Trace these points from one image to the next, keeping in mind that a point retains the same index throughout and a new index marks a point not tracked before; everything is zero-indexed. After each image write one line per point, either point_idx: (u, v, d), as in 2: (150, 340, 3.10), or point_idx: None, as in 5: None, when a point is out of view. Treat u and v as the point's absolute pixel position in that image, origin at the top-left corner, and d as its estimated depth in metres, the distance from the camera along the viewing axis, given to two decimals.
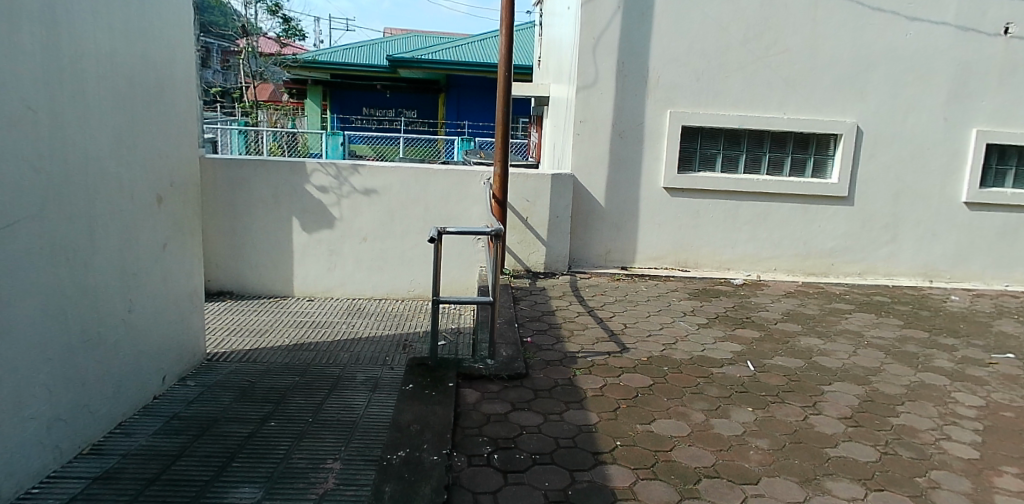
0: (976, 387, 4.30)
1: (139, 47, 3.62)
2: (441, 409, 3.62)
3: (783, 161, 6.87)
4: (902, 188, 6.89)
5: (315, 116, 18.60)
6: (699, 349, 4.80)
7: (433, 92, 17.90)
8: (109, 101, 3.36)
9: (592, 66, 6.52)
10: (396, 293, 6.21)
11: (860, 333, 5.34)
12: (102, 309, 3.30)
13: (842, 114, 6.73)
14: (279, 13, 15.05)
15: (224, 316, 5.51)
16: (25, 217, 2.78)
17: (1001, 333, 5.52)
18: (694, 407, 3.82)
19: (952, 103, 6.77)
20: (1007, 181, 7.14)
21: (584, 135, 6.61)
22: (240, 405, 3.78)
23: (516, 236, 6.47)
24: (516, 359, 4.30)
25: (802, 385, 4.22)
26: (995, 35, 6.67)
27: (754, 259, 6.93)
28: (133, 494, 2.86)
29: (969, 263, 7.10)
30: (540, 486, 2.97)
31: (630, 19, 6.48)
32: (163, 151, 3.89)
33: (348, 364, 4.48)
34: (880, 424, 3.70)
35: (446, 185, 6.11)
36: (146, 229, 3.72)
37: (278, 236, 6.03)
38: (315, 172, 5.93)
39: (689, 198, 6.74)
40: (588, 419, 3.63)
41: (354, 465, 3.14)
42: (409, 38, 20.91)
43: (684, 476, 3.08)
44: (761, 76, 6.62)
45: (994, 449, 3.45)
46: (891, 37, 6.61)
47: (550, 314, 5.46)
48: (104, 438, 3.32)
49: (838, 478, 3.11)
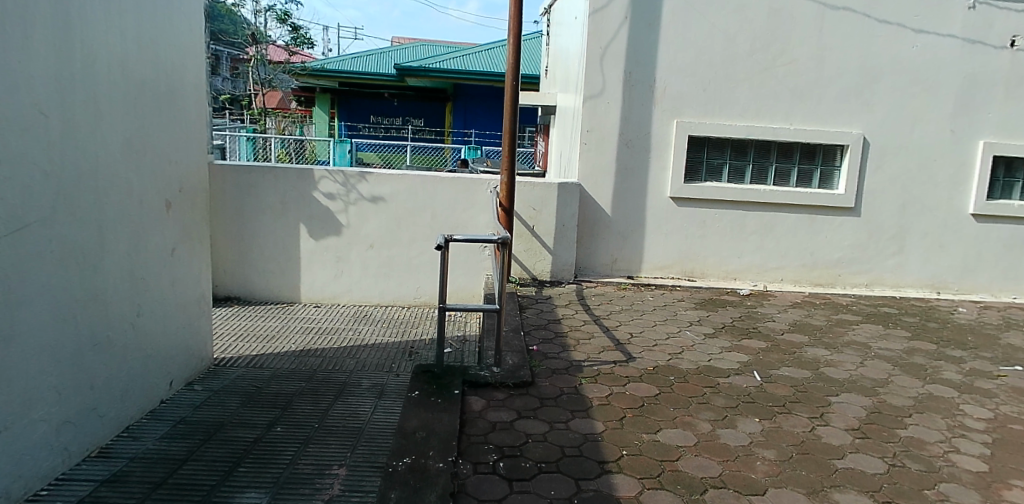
0: (984, 399, 4.28)
1: (152, 55, 3.68)
2: (447, 416, 3.62)
3: (790, 172, 6.87)
4: (909, 200, 6.88)
5: (324, 124, 18.55)
6: (705, 359, 4.79)
7: (440, 102, 18.26)
8: (120, 107, 3.39)
9: (599, 77, 6.55)
10: (402, 301, 6.23)
11: (867, 345, 5.30)
12: (112, 312, 3.33)
13: (848, 126, 6.73)
14: (288, 21, 15.09)
15: (232, 321, 5.55)
16: (37, 219, 2.80)
17: (1009, 345, 5.48)
18: (700, 417, 3.81)
19: (959, 115, 6.76)
20: (1015, 194, 7.10)
21: (590, 143, 6.62)
22: (246, 410, 3.79)
23: (522, 244, 6.46)
24: (522, 367, 4.32)
25: (809, 396, 4.20)
26: (1001, 48, 6.67)
27: (760, 269, 6.92)
28: (141, 497, 2.87)
29: (977, 276, 7.07)
30: (546, 494, 2.96)
31: (638, 29, 6.51)
32: (173, 156, 3.92)
33: (353, 371, 4.48)
34: (888, 436, 3.67)
35: (454, 193, 6.13)
36: (154, 235, 3.73)
37: (286, 243, 6.05)
38: (323, 179, 5.96)
39: (695, 207, 6.74)
40: (594, 428, 3.62)
41: (360, 471, 3.15)
42: (422, 47, 21.23)
43: (690, 486, 3.07)
44: (766, 88, 6.63)
45: (1004, 462, 3.42)
46: (898, 49, 6.62)
47: (556, 322, 5.46)
48: (113, 441, 3.34)
49: (845, 489, 3.09)
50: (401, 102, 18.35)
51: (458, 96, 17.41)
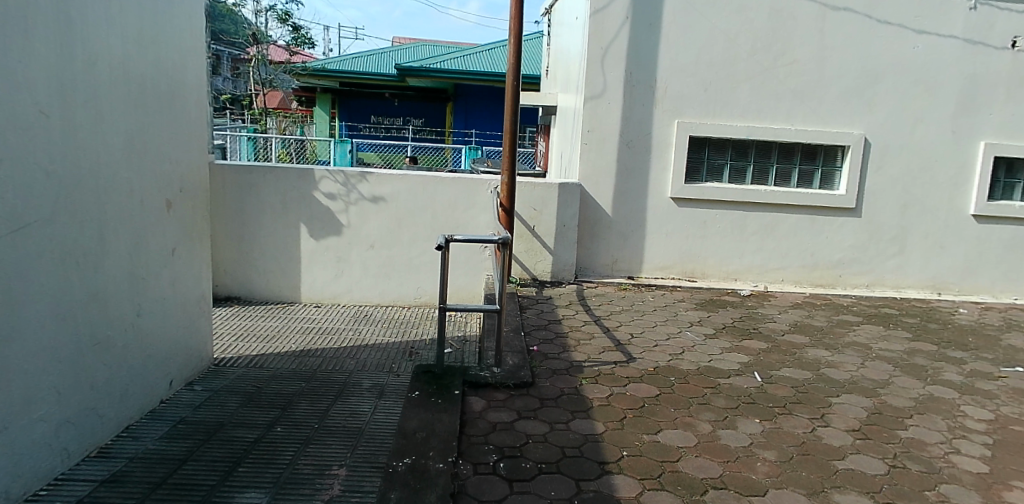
0: (985, 400, 4.27)
1: (153, 54, 3.67)
2: (447, 416, 3.62)
3: (791, 173, 6.87)
4: (910, 201, 6.88)
5: (325, 124, 18.58)
6: (706, 360, 4.79)
7: (442, 102, 18.24)
8: (121, 106, 3.39)
9: (600, 77, 6.54)
10: (403, 301, 6.23)
11: (868, 346, 5.30)
12: (112, 313, 3.33)
13: (849, 126, 6.72)
14: (289, 21, 15.10)
15: (232, 321, 5.54)
16: (37, 219, 2.80)
17: (1010, 347, 5.47)
18: (701, 418, 3.80)
19: (961, 116, 6.76)
20: (1016, 195, 7.10)
21: (591, 144, 6.62)
22: (246, 411, 3.79)
23: (522, 244, 6.46)
24: (522, 368, 4.31)
25: (810, 397, 4.19)
26: (1002, 49, 6.66)
27: (760, 270, 6.91)
28: (141, 497, 2.87)
29: (978, 277, 7.06)
30: (545, 495, 2.95)
31: (639, 29, 6.50)
32: (174, 156, 3.92)
33: (353, 371, 4.48)
34: (888, 437, 3.67)
35: (454, 193, 6.13)
36: (154, 235, 3.73)
37: (286, 243, 6.05)
38: (324, 179, 5.95)
39: (696, 208, 6.74)
40: (595, 428, 3.62)
41: (360, 472, 3.14)
42: (422, 47, 21.24)
43: (691, 488, 3.06)
44: (767, 88, 6.63)
45: (1005, 463, 3.42)
46: (900, 50, 6.62)
47: (557, 323, 5.46)
48: (112, 441, 3.34)
49: (846, 491, 3.08)
50: (402, 102, 18.34)
51: (459, 96, 17.41)
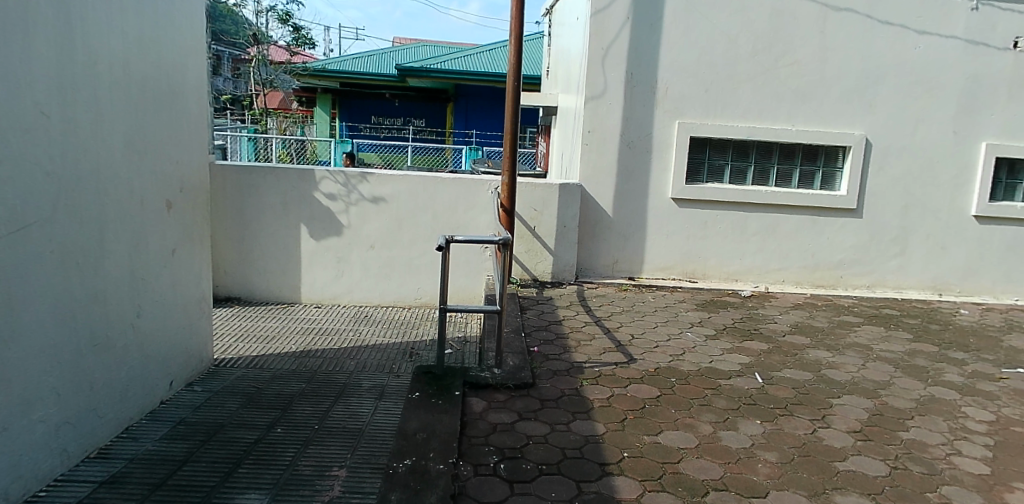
0: (987, 402, 4.26)
1: (154, 55, 3.67)
2: (447, 417, 3.61)
3: (792, 173, 6.86)
4: (911, 202, 6.87)
5: (325, 124, 18.59)
6: (706, 360, 4.78)
7: (442, 102, 18.16)
8: (121, 107, 3.38)
9: (601, 78, 6.53)
10: (403, 301, 6.22)
11: (869, 347, 5.29)
12: (112, 314, 3.32)
13: (850, 127, 6.72)
14: (290, 21, 15.11)
15: (233, 322, 5.54)
16: (37, 220, 2.80)
17: (1011, 348, 5.47)
18: (702, 419, 3.80)
19: (962, 117, 6.75)
20: (1017, 195, 7.09)
21: (592, 144, 6.61)
22: (246, 411, 3.78)
23: (522, 245, 6.45)
24: (523, 369, 4.30)
25: (811, 398, 4.18)
26: (1004, 49, 6.66)
27: (761, 271, 6.90)
28: (141, 498, 2.87)
29: (979, 278, 7.05)
30: (546, 497, 2.95)
31: (640, 30, 6.49)
32: (174, 157, 3.92)
33: (353, 372, 4.47)
34: (889, 438, 3.66)
35: (455, 194, 6.12)
36: (155, 234, 3.72)
37: (287, 243, 6.04)
38: (324, 179, 5.95)
39: (696, 208, 6.73)
40: (595, 429, 3.61)
41: (360, 472, 3.14)
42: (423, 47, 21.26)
43: (691, 489, 3.05)
44: (768, 89, 6.62)
45: (1006, 465, 3.41)
46: (901, 50, 6.61)
47: (557, 323, 5.45)
48: (112, 442, 3.33)
49: (847, 492, 3.07)
50: (402, 102, 18.31)
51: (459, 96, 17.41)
